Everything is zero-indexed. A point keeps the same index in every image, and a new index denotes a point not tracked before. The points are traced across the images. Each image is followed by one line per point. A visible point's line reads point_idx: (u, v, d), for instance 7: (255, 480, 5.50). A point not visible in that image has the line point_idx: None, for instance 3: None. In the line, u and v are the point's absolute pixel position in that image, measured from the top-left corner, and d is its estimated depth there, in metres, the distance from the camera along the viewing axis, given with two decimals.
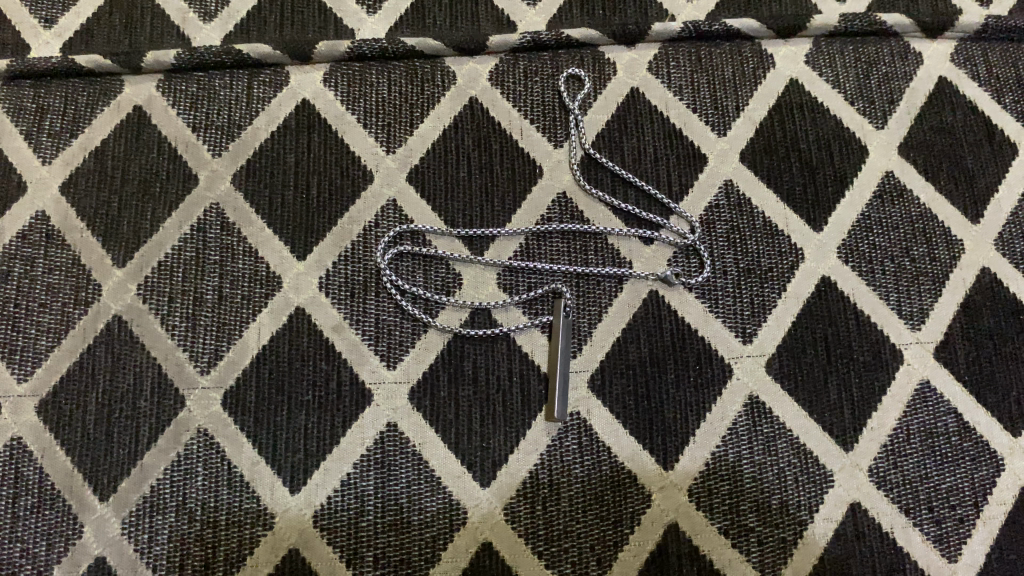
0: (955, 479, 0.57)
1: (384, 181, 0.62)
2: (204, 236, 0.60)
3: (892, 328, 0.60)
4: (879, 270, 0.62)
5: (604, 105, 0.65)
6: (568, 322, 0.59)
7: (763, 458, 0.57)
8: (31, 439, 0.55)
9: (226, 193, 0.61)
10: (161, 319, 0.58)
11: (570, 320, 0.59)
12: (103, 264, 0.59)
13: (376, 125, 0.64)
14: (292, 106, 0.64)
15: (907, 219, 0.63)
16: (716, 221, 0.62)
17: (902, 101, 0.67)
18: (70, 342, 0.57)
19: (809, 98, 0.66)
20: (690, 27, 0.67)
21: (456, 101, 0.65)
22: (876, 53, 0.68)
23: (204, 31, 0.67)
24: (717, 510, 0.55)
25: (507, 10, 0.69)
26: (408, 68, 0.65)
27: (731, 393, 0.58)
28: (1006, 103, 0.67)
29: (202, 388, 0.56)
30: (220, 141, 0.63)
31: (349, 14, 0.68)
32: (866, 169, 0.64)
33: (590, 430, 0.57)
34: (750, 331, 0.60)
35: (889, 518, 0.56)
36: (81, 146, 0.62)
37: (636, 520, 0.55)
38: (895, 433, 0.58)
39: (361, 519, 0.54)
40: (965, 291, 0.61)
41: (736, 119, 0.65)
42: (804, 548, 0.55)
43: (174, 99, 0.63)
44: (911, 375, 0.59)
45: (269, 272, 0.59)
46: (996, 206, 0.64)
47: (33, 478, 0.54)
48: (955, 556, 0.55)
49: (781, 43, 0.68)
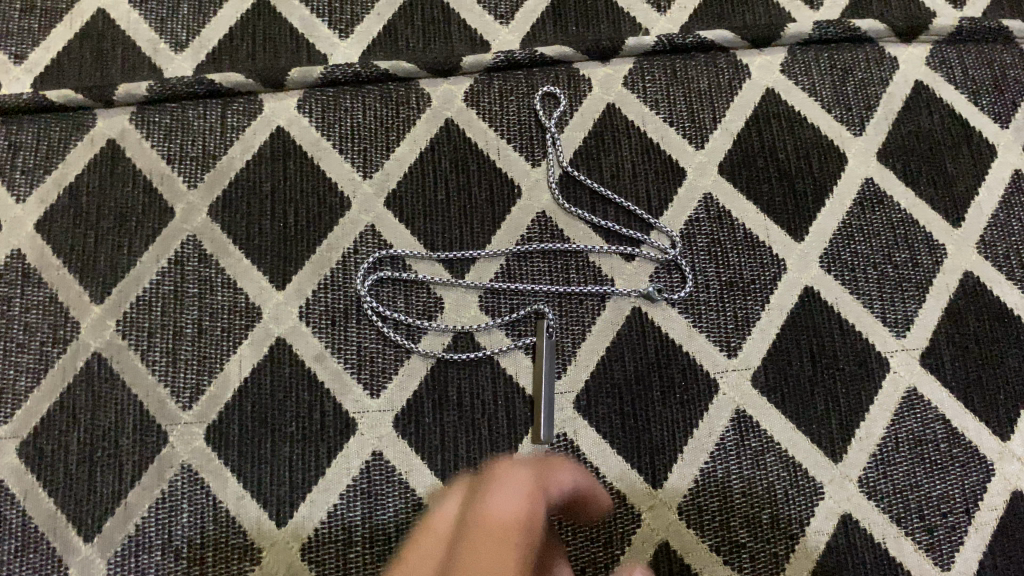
0: (945, 486, 0.57)
1: (361, 207, 0.62)
2: (182, 269, 0.59)
3: (877, 335, 0.60)
4: (862, 278, 0.61)
5: (580, 122, 0.65)
6: (549, 342, 0.58)
7: (752, 473, 0.56)
8: (12, 481, 0.54)
9: (203, 224, 0.61)
10: (140, 355, 0.57)
11: (551, 341, 0.58)
12: (81, 302, 0.58)
13: (352, 150, 0.63)
14: (267, 134, 0.63)
15: (888, 226, 0.63)
16: (697, 235, 0.62)
17: (879, 107, 0.67)
18: (49, 382, 0.56)
19: (787, 108, 0.66)
20: (663, 41, 0.67)
21: (431, 124, 0.64)
22: (851, 59, 0.68)
23: (175, 61, 0.66)
24: (708, 526, 0.55)
25: (479, 29, 0.68)
26: (382, 92, 0.65)
27: (717, 408, 0.58)
28: (983, 104, 0.67)
29: (184, 423, 0.56)
30: (195, 173, 0.62)
31: (321, 38, 0.67)
32: (846, 177, 0.64)
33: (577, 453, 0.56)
34: (735, 345, 0.59)
35: (880, 528, 0.56)
36: (55, 182, 0.61)
37: (626, 540, 0.55)
38: (884, 442, 0.57)
39: (349, 550, 0.53)
40: (949, 296, 0.61)
41: (714, 131, 0.65)
42: (797, 561, 0.55)
43: (147, 131, 0.63)
44: (897, 383, 0.59)
45: (248, 303, 0.59)
46: (976, 209, 0.64)
47: (17, 521, 0.53)
48: (948, 565, 0.55)
49: (756, 53, 0.68)
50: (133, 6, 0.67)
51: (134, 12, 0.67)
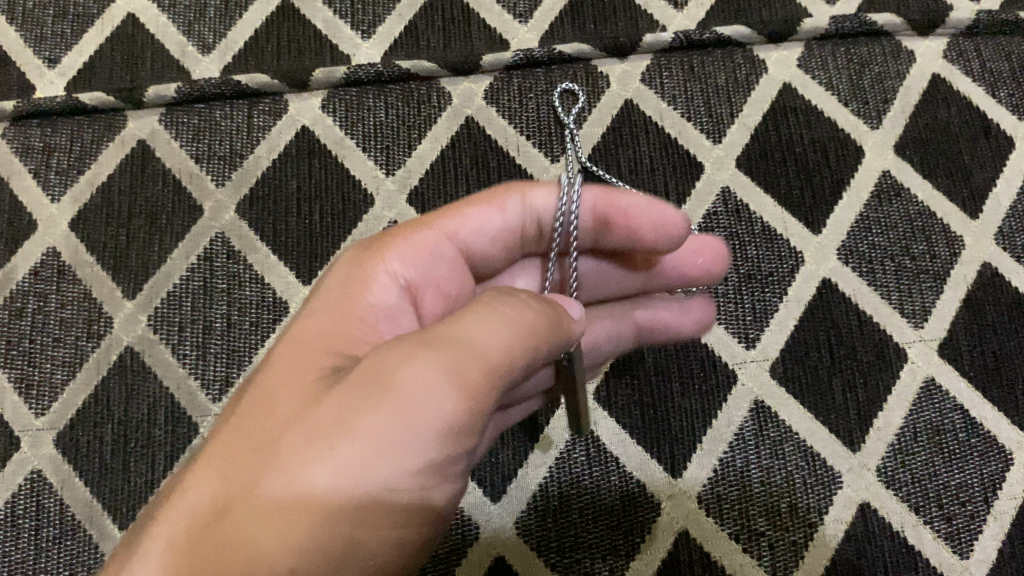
0: (964, 475, 0.57)
1: (385, 204, 0.63)
2: (211, 264, 0.61)
3: (894, 327, 0.61)
4: (880, 269, 0.62)
5: (599, 118, 0.66)
6: (590, 208, 0.52)
7: (770, 462, 0.57)
8: (50, 471, 0.56)
9: (230, 222, 0.62)
10: (171, 348, 0.59)
11: (588, 206, 0.52)
12: (114, 297, 0.60)
13: (375, 148, 0.65)
14: (292, 133, 0.65)
15: (905, 218, 0.63)
16: (715, 228, 0.63)
17: (896, 100, 0.67)
18: (83, 375, 0.58)
19: (803, 102, 0.67)
20: (680, 38, 0.68)
21: (453, 121, 0.66)
22: (868, 53, 0.69)
23: (202, 63, 0.67)
24: (727, 515, 0.56)
25: (498, 28, 0.69)
26: (404, 91, 0.66)
27: (736, 398, 0.59)
28: (1001, 96, 0.67)
29: (214, 414, 0.57)
30: (222, 171, 0.64)
31: (344, 39, 0.68)
32: (863, 170, 0.65)
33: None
34: (753, 337, 0.60)
35: (899, 517, 0.56)
36: (88, 182, 0.63)
37: (646, 529, 0.56)
38: (902, 432, 0.58)
39: None
40: (966, 287, 0.62)
41: (731, 125, 0.66)
42: (816, 550, 0.55)
43: (176, 132, 0.65)
44: (915, 373, 0.59)
45: (276, 298, 0.60)
46: (995, 200, 0.64)
47: (54, 509, 0.55)
48: (967, 552, 0.55)
49: (773, 48, 0.69)
50: (162, 10, 0.69)
51: (163, 16, 0.69)
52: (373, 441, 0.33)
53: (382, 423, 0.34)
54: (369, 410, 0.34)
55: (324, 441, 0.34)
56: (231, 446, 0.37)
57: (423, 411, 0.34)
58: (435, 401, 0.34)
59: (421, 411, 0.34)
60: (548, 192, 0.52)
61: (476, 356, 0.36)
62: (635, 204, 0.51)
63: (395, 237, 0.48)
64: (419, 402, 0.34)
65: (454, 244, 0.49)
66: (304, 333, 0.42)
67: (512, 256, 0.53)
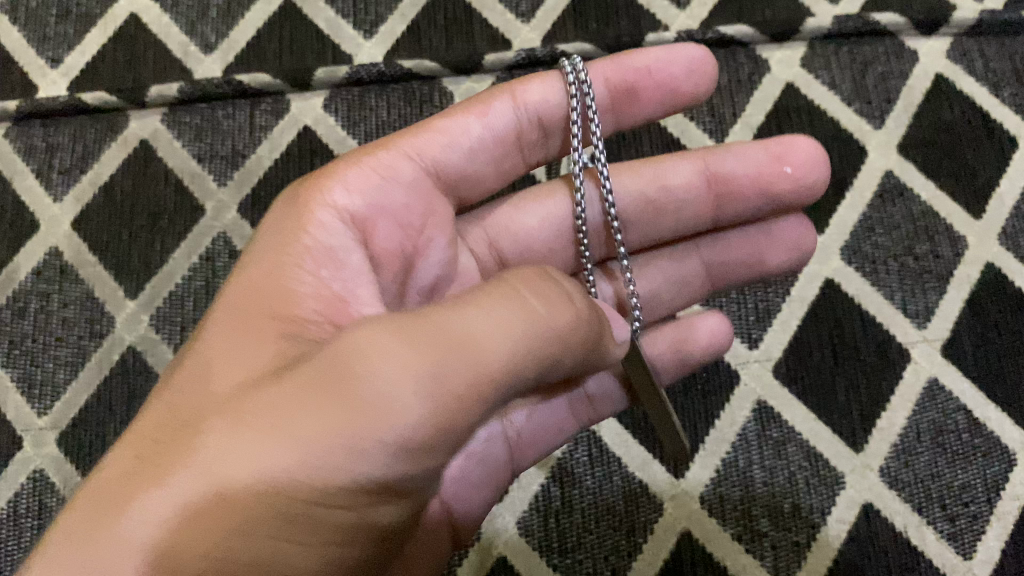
0: (967, 475, 0.57)
1: None
2: (213, 264, 0.61)
3: (897, 327, 0.60)
4: (883, 269, 0.62)
5: None
6: (603, 82, 0.49)
7: (773, 462, 0.57)
8: (52, 471, 0.56)
9: (232, 222, 0.62)
10: (173, 347, 0.59)
11: (601, 82, 0.49)
12: (116, 297, 0.60)
13: None
14: (294, 133, 0.65)
15: (908, 218, 0.63)
16: None
17: (899, 99, 0.67)
18: (85, 375, 0.58)
19: (806, 102, 0.67)
20: (684, 37, 0.67)
21: None
22: (871, 52, 0.69)
23: (205, 63, 0.67)
24: (730, 516, 0.56)
25: (501, 27, 0.69)
26: (406, 90, 0.66)
27: (739, 399, 0.58)
28: (1005, 96, 0.67)
29: None
30: (225, 171, 0.64)
31: (346, 39, 0.68)
32: (866, 169, 0.65)
33: (663, 198, 0.50)
34: (756, 337, 0.60)
35: (902, 518, 0.56)
36: (90, 182, 0.63)
37: (649, 529, 0.55)
38: (905, 433, 0.58)
39: None
40: (970, 288, 0.61)
41: (734, 125, 0.66)
42: (818, 551, 0.55)
43: (178, 131, 0.65)
44: (918, 373, 0.59)
45: None
46: (999, 200, 0.64)
47: (57, 508, 0.55)
48: (970, 553, 0.55)
49: (776, 48, 0.69)
50: (164, 10, 0.69)
51: (165, 16, 0.69)
52: (309, 451, 0.29)
53: (332, 433, 0.29)
54: (316, 417, 0.29)
55: (270, 426, 0.30)
56: (156, 431, 0.33)
57: (381, 425, 0.29)
58: (395, 416, 0.29)
59: (375, 426, 0.29)
60: (542, 84, 0.47)
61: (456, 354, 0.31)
62: (656, 59, 0.49)
63: (361, 161, 0.43)
64: (371, 414, 0.29)
65: (425, 167, 0.45)
66: (242, 293, 0.38)
67: (512, 163, 0.49)
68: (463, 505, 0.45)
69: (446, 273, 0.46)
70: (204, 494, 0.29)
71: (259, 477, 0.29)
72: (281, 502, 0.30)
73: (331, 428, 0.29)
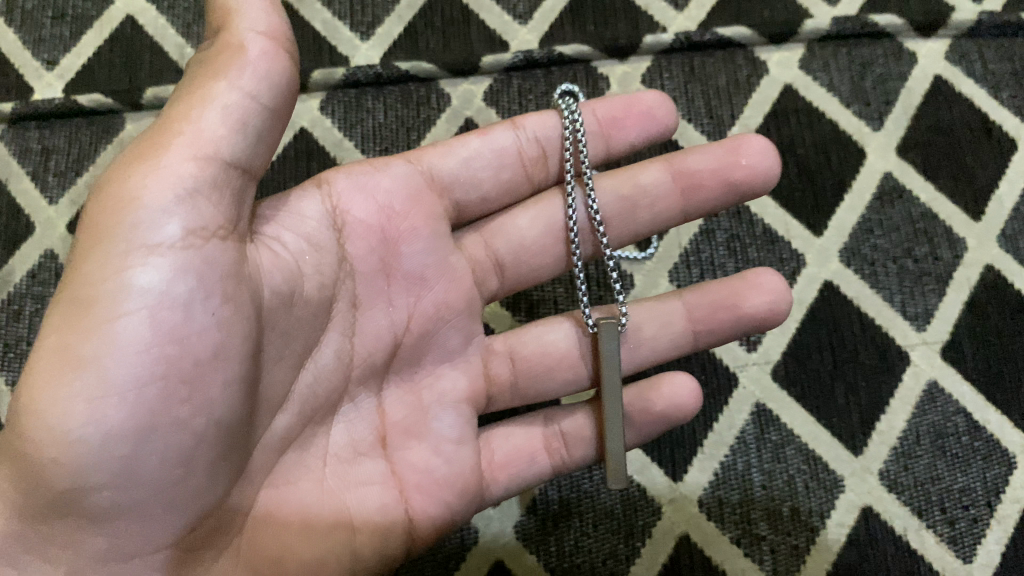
0: (968, 479, 0.57)
1: None
2: None
3: (898, 329, 0.60)
4: (882, 271, 0.62)
5: None
6: (592, 116, 0.51)
7: (771, 466, 0.57)
8: None
9: None
10: None
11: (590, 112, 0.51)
12: None
13: (374, 150, 0.65)
14: (291, 135, 0.64)
15: (907, 220, 0.63)
16: (716, 229, 0.63)
17: (898, 101, 0.67)
18: None
19: (805, 104, 0.67)
20: (682, 39, 0.68)
21: (451, 123, 0.66)
22: (870, 54, 0.68)
23: None
24: (729, 520, 0.56)
25: (498, 29, 0.69)
26: (403, 92, 0.66)
27: (737, 401, 0.58)
28: (1004, 98, 0.67)
29: None
30: None
31: (343, 41, 0.68)
32: (865, 171, 0.64)
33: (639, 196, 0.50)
34: (755, 339, 0.60)
35: (902, 521, 0.56)
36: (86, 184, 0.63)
37: (647, 533, 0.55)
38: (904, 435, 0.58)
39: None
40: (970, 290, 0.61)
41: (732, 127, 0.66)
42: (818, 554, 0.55)
43: None
44: (918, 377, 0.59)
45: None
46: (997, 203, 0.64)
47: None
48: (971, 557, 0.55)
49: (774, 49, 0.68)
50: (161, 12, 0.69)
51: (161, 18, 0.69)
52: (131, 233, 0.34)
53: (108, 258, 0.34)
54: (96, 253, 0.34)
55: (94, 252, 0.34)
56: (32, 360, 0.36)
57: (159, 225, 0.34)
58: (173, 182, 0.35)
59: (155, 211, 0.34)
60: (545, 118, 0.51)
61: (122, 186, 0.35)
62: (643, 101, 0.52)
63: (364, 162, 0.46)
64: (148, 206, 0.34)
65: (421, 169, 0.46)
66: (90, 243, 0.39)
67: (515, 178, 0.50)
68: (418, 487, 0.42)
69: (434, 264, 0.46)
70: (37, 369, 0.33)
71: (72, 331, 0.33)
72: (99, 328, 0.33)
73: (107, 250, 0.34)
